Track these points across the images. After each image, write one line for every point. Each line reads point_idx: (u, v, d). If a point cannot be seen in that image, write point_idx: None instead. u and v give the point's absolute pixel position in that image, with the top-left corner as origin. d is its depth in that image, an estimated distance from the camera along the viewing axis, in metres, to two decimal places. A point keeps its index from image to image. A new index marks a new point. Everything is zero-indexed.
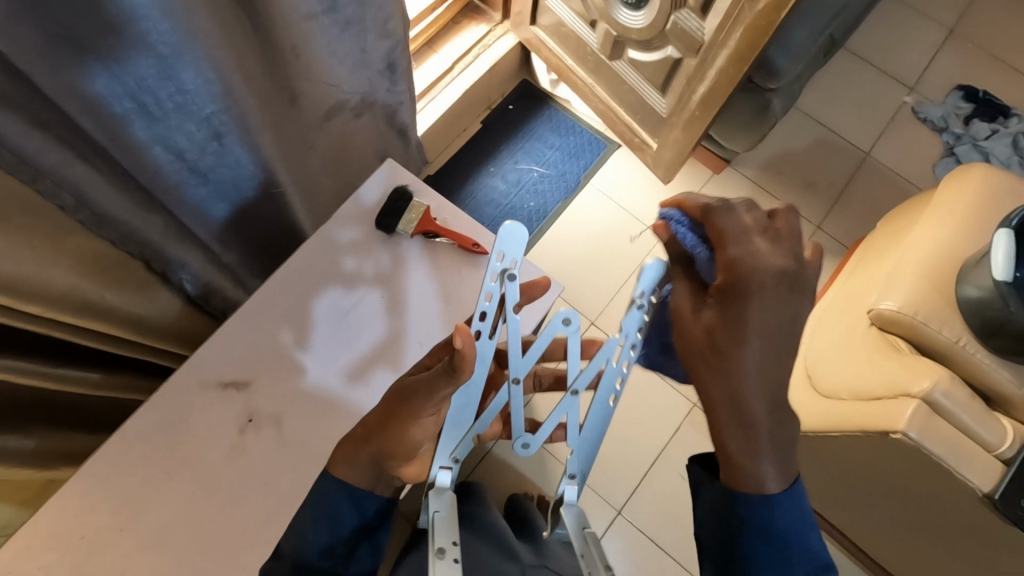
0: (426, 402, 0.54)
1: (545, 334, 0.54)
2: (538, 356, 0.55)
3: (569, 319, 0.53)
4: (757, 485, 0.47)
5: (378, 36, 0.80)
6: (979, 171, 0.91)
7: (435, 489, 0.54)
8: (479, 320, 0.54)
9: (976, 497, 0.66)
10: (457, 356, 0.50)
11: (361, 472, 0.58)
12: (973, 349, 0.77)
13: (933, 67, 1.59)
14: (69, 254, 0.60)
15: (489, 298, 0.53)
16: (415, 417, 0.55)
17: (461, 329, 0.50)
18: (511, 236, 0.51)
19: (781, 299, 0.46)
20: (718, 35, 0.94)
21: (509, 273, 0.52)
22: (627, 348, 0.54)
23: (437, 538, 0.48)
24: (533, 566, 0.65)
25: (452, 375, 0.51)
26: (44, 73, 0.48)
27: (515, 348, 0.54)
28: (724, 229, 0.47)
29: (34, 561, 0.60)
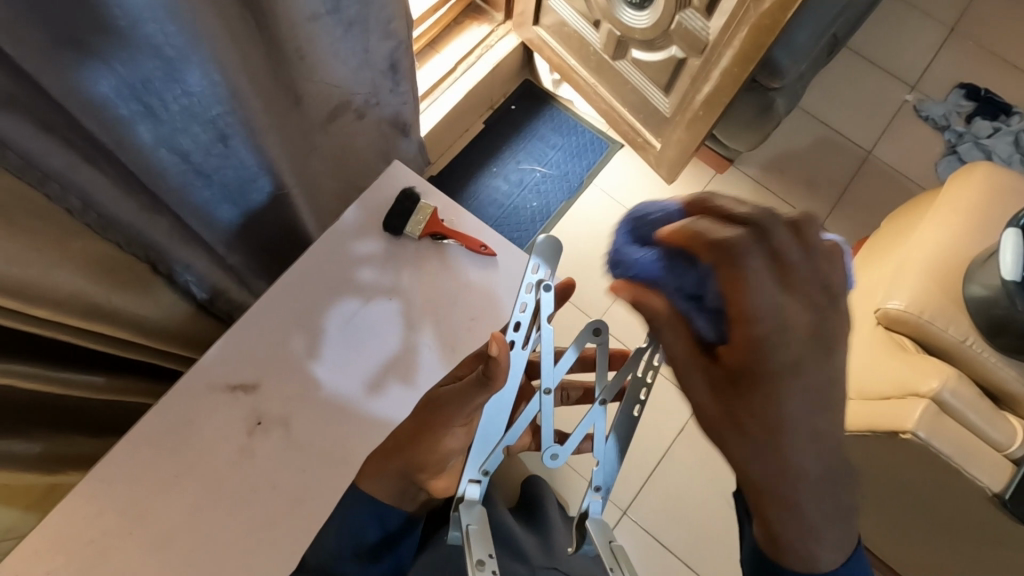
0: (460, 408, 0.57)
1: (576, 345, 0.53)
2: (570, 364, 0.53)
3: (599, 330, 0.54)
4: (805, 557, 0.39)
5: (382, 37, 0.80)
6: (983, 169, 0.91)
7: (465, 504, 0.51)
8: (513, 330, 0.53)
9: (986, 495, 0.66)
10: (492, 364, 0.52)
11: (387, 484, 0.62)
12: (979, 348, 0.77)
13: (935, 65, 1.59)
14: (76, 258, 0.60)
15: (524, 308, 0.53)
16: (447, 424, 0.58)
17: (497, 337, 0.52)
18: (546, 251, 0.54)
19: (820, 368, 0.38)
20: (722, 35, 0.94)
21: (545, 284, 0.52)
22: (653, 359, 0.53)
23: (474, 549, 0.46)
24: (545, 567, 0.64)
25: (487, 382, 0.53)
26: (49, 75, 0.47)
27: (548, 357, 0.52)
28: (753, 286, 0.36)
29: (41, 566, 0.60)
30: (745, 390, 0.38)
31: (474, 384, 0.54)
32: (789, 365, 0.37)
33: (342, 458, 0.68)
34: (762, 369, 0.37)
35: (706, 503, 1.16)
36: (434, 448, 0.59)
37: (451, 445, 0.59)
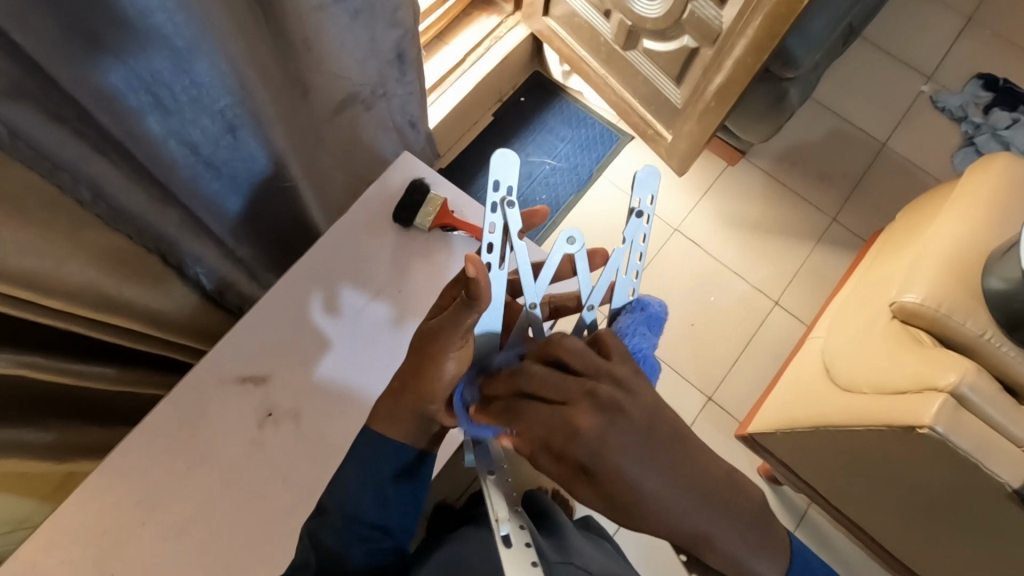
0: (453, 335, 0.50)
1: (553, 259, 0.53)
2: (550, 280, 0.53)
3: (575, 239, 0.52)
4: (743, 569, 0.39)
5: (389, 26, 0.79)
6: (1002, 161, 0.90)
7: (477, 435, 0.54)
8: (485, 253, 0.53)
9: (1004, 492, 0.65)
10: (471, 283, 0.48)
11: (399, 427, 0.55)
12: (998, 343, 0.76)
13: (952, 56, 1.56)
14: (90, 250, 0.60)
15: (493, 230, 0.52)
16: (444, 355, 0.51)
17: (471, 258, 0.49)
18: (503, 164, 0.50)
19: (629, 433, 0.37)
20: (736, 23, 0.92)
21: (507, 201, 0.50)
22: (631, 259, 0.54)
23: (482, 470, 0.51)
24: (563, 564, 0.58)
25: (470, 302, 0.49)
26: (64, 69, 0.48)
27: (526, 270, 0.53)
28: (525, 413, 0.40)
29: (58, 555, 0.60)
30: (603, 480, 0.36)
31: (459, 307, 0.49)
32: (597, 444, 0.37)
33: (352, 449, 0.67)
34: (598, 433, 0.37)
35: None
36: (438, 383, 0.52)
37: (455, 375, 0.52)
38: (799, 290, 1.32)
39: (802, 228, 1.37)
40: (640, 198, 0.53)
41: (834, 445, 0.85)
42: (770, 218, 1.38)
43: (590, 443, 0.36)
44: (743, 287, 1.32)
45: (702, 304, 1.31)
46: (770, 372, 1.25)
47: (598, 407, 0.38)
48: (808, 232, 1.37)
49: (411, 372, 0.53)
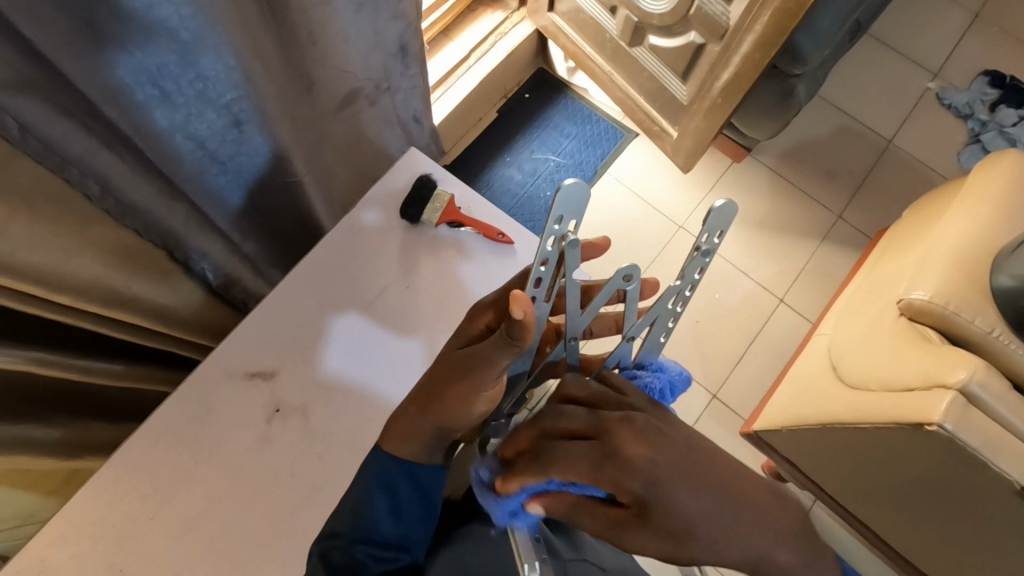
0: (487, 373, 0.48)
1: (604, 291, 0.49)
2: (598, 310, 0.50)
3: (631, 275, 0.47)
4: None
5: (392, 19, 0.79)
6: (1012, 158, 0.89)
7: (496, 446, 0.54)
8: (533, 287, 0.47)
9: (1013, 489, 0.65)
10: (516, 325, 0.44)
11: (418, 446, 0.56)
12: (1006, 340, 0.74)
13: (959, 52, 1.55)
14: (97, 244, 0.60)
15: (545, 263, 0.46)
16: (476, 389, 0.50)
17: (518, 297, 0.42)
18: (571, 200, 0.41)
19: (671, 449, 0.37)
20: (743, 19, 0.92)
21: (570, 240, 0.43)
22: (682, 292, 0.48)
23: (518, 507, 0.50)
24: (576, 562, 0.57)
25: (511, 342, 0.45)
26: (72, 62, 0.48)
27: (574, 304, 0.49)
28: (564, 454, 0.38)
29: (66, 550, 0.60)
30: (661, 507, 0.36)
31: (496, 345, 0.46)
32: (650, 469, 0.36)
33: (360, 445, 0.67)
34: (645, 460, 0.36)
35: None
36: (466, 414, 0.51)
37: (484, 409, 0.51)
38: (804, 288, 1.32)
39: (807, 226, 1.37)
40: (708, 234, 0.44)
41: (841, 442, 0.84)
42: (775, 215, 1.38)
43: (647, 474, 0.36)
44: (748, 285, 1.32)
45: (706, 301, 1.31)
46: (775, 370, 1.25)
47: (641, 434, 0.38)
48: (814, 230, 1.37)
49: (437, 394, 0.52)
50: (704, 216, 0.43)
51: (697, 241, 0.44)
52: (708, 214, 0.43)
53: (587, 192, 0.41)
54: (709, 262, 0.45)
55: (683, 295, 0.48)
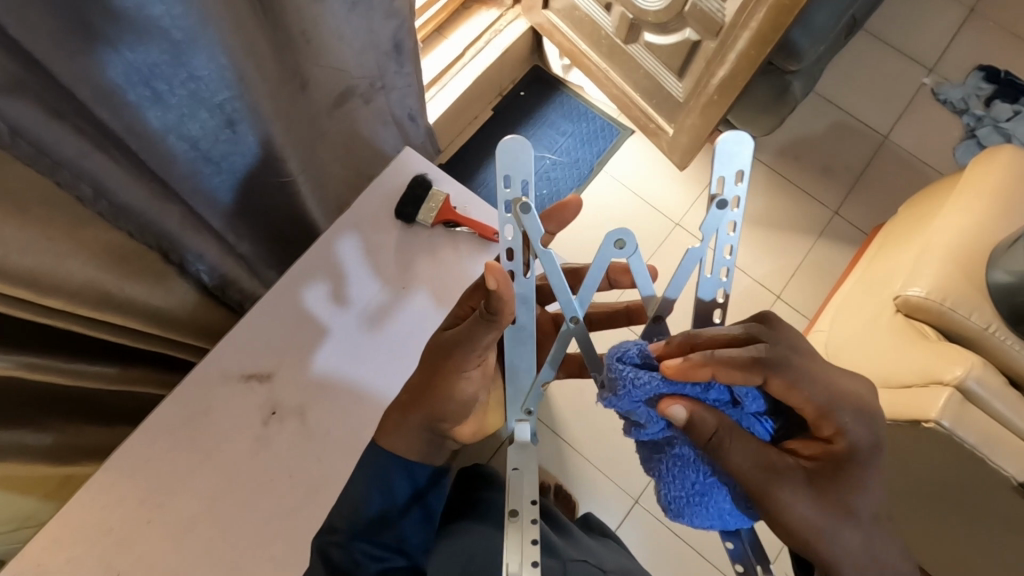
0: (471, 351, 0.55)
1: (596, 266, 0.50)
2: (592, 287, 0.51)
3: (623, 241, 0.49)
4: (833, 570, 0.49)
5: (386, 17, 0.78)
6: (1009, 153, 0.89)
7: (516, 444, 0.56)
8: (507, 261, 0.50)
9: (1011, 486, 0.65)
10: (494, 297, 0.49)
11: (412, 442, 0.61)
12: (1002, 336, 0.75)
13: (954, 47, 1.55)
14: (90, 247, 0.59)
15: (511, 236, 0.49)
16: (461, 371, 0.58)
17: (492, 267, 0.49)
18: (513, 161, 0.45)
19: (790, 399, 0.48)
20: (739, 16, 0.92)
21: (523, 205, 0.46)
22: (718, 247, 0.52)
23: (513, 499, 0.52)
24: (577, 563, 0.57)
25: (491, 317, 0.51)
26: (63, 63, 0.47)
27: (561, 284, 0.50)
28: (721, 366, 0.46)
29: (62, 554, 0.60)
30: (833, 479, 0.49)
31: (478, 323, 0.53)
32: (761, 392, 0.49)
33: (358, 447, 0.67)
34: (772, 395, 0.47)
35: None
36: (452, 397, 0.59)
37: (469, 391, 0.60)
38: (801, 284, 1.32)
39: (804, 222, 1.37)
40: (721, 182, 0.50)
41: None
42: (772, 212, 1.38)
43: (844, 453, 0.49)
44: (745, 280, 1.32)
45: None
46: None
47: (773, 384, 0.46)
48: (811, 226, 1.37)
49: (431, 384, 0.59)
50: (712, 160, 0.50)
51: (713, 192, 0.50)
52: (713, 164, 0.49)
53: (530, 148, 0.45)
54: (735, 211, 0.51)
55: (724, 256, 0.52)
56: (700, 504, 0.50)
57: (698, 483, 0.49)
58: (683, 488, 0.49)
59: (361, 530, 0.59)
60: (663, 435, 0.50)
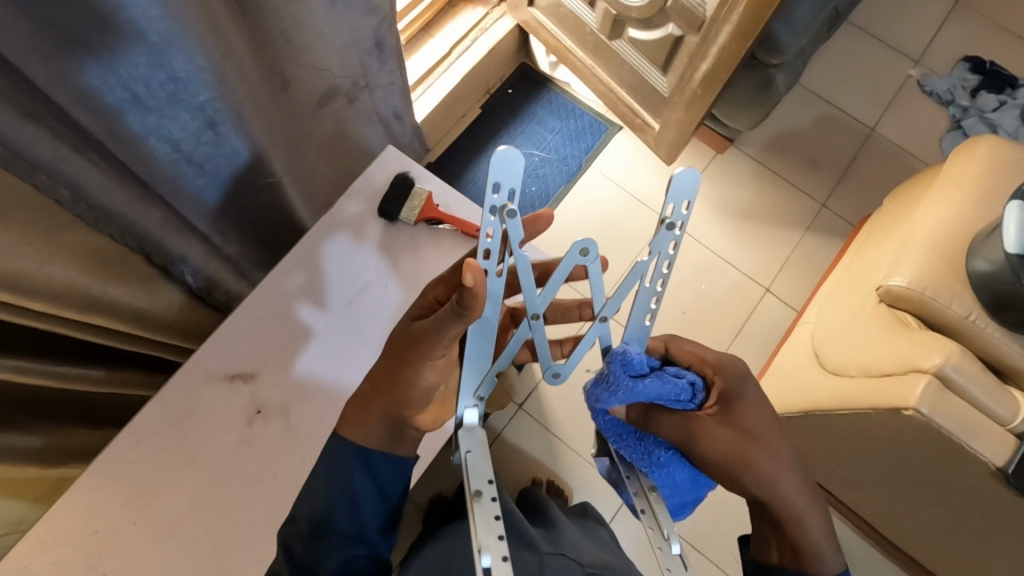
0: (438, 342, 0.50)
1: (562, 268, 0.50)
2: (557, 290, 0.51)
3: (588, 250, 0.48)
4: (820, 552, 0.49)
5: (366, 14, 0.78)
6: (988, 143, 0.90)
7: (464, 429, 0.55)
8: (484, 259, 0.48)
9: (989, 471, 0.66)
10: (467, 294, 0.46)
11: (374, 432, 0.55)
12: (983, 324, 0.76)
13: (939, 38, 1.56)
14: (70, 250, 0.59)
15: (491, 236, 0.47)
16: (425, 357, 0.51)
17: (471, 265, 0.45)
18: (500, 169, 0.43)
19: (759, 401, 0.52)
20: (719, 10, 0.92)
21: (508, 211, 0.45)
22: (659, 267, 0.49)
23: (472, 479, 0.51)
24: (554, 557, 0.60)
25: (460, 314, 0.48)
26: (38, 66, 0.47)
27: (528, 287, 0.50)
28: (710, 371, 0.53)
29: (48, 557, 0.61)
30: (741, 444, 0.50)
31: (446, 316, 0.48)
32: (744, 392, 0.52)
33: None
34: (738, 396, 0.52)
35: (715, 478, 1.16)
36: (413, 386, 0.53)
37: (432, 380, 0.53)
38: (790, 277, 1.33)
39: (792, 215, 1.38)
40: (673, 205, 0.46)
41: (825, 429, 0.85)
42: (760, 205, 1.38)
43: (731, 383, 0.52)
44: (734, 275, 1.33)
45: (692, 292, 1.31)
46: (761, 359, 1.26)
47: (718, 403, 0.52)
48: (799, 219, 1.37)
49: (390, 375, 0.54)
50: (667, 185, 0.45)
51: (663, 214, 0.47)
52: (668, 186, 0.45)
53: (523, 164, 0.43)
54: (679, 233, 0.47)
55: (664, 272, 0.50)
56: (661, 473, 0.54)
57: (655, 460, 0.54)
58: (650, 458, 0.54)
59: (330, 524, 0.55)
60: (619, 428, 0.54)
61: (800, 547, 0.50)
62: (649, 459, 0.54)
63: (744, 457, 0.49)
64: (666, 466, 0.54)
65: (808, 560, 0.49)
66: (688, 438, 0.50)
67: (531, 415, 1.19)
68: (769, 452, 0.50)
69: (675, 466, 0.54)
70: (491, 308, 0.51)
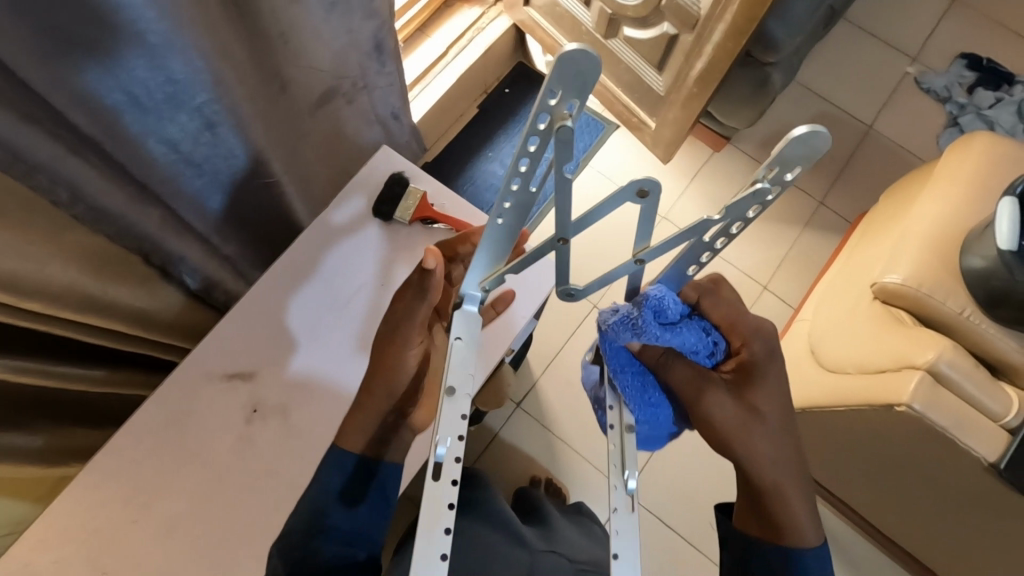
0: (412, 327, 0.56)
1: (611, 199, 0.44)
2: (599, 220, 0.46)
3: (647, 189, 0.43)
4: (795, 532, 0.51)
5: (365, 17, 0.78)
6: (984, 139, 0.90)
7: (460, 310, 0.52)
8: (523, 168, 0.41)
9: (982, 466, 0.66)
10: (428, 273, 0.55)
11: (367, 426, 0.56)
12: (977, 320, 0.77)
13: (936, 36, 1.56)
14: (68, 251, 0.60)
15: (535, 146, 0.40)
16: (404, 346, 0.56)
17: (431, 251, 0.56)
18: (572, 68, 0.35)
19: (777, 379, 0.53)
20: (714, 9, 0.93)
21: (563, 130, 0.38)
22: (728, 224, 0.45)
23: (450, 374, 0.48)
24: (544, 556, 0.62)
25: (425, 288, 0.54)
26: (35, 68, 0.48)
27: (564, 210, 0.44)
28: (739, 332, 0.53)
29: (48, 556, 0.61)
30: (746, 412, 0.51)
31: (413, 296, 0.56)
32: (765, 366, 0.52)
33: None
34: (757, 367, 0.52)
35: (713, 475, 1.16)
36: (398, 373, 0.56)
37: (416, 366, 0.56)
38: (787, 275, 1.33)
39: (790, 213, 1.38)
40: (777, 169, 0.41)
41: (821, 426, 0.85)
42: None
43: (758, 360, 0.52)
44: (731, 272, 1.33)
45: None
46: None
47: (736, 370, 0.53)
48: (796, 217, 1.37)
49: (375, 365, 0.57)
50: (780, 144, 0.39)
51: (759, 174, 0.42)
52: (782, 147, 0.39)
53: (594, 84, 0.36)
54: (770, 199, 0.43)
55: (729, 232, 0.46)
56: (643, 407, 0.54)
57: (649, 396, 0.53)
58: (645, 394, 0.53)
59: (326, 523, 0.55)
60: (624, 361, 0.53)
61: (775, 521, 0.51)
62: (643, 398, 0.53)
63: (744, 427, 0.51)
64: (655, 406, 0.54)
65: (785, 534, 0.51)
66: (693, 395, 0.52)
67: (531, 414, 1.19)
68: (767, 429, 0.51)
69: (663, 409, 0.54)
70: (513, 219, 0.47)
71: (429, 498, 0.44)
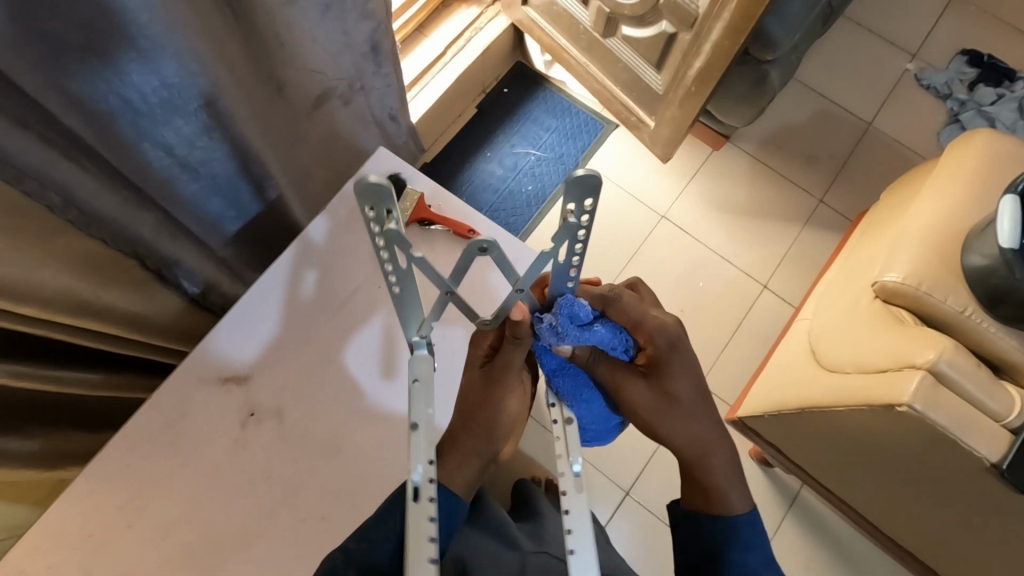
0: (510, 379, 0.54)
1: (466, 259, 0.48)
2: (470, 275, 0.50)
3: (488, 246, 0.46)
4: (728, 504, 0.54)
5: (361, 18, 0.77)
6: (983, 136, 0.89)
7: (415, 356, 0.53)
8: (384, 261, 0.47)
9: (984, 466, 0.66)
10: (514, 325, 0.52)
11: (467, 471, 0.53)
12: (978, 318, 0.76)
13: (937, 32, 1.55)
14: (63, 256, 0.59)
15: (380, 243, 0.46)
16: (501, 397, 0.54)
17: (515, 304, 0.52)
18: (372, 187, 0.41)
19: (689, 361, 0.55)
20: (712, 7, 0.92)
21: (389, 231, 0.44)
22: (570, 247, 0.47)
23: (415, 409, 0.49)
24: (536, 555, 0.61)
25: (517, 340, 0.53)
26: (26, 73, 0.47)
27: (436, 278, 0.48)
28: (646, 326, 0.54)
29: (44, 561, 0.61)
30: (661, 400, 0.54)
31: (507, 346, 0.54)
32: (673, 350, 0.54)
33: (338, 448, 0.68)
34: (668, 354, 0.54)
35: None
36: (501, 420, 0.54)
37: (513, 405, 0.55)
38: (787, 273, 1.32)
39: (789, 211, 1.37)
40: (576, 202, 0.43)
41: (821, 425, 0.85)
42: (757, 201, 1.38)
43: (665, 352, 0.54)
44: (731, 271, 1.32)
45: (690, 290, 1.30)
46: (758, 355, 1.26)
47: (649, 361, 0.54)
48: (796, 215, 1.37)
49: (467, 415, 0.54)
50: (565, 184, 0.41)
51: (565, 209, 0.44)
52: (565, 185, 0.41)
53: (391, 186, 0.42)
54: (588, 222, 0.44)
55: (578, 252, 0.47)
56: (584, 405, 0.55)
57: (579, 398, 0.54)
58: (577, 396, 0.54)
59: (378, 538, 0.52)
60: (553, 366, 0.54)
61: (706, 488, 0.54)
62: (576, 398, 0.54)
63: (662, 411, 0.54)
64: (589, 402, 0.55)
65: (715, 501, 0.54)
66: (616, 387, 0.54)
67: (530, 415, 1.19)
68: (687, 410, 0.54)
69: (596, 402, 0.55)
70: (409, 291, 0.50)
71: (411, 528, 0.45)
